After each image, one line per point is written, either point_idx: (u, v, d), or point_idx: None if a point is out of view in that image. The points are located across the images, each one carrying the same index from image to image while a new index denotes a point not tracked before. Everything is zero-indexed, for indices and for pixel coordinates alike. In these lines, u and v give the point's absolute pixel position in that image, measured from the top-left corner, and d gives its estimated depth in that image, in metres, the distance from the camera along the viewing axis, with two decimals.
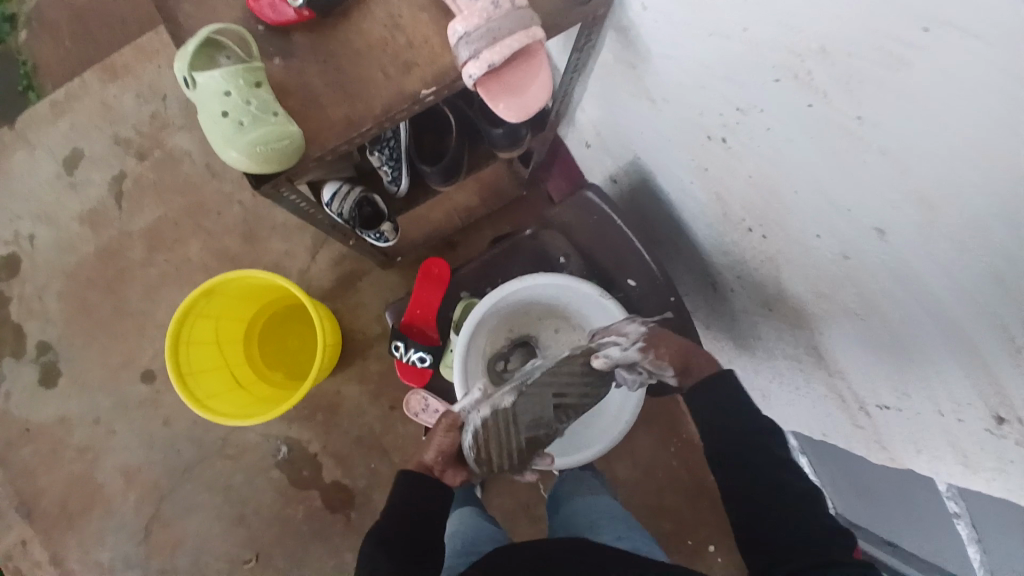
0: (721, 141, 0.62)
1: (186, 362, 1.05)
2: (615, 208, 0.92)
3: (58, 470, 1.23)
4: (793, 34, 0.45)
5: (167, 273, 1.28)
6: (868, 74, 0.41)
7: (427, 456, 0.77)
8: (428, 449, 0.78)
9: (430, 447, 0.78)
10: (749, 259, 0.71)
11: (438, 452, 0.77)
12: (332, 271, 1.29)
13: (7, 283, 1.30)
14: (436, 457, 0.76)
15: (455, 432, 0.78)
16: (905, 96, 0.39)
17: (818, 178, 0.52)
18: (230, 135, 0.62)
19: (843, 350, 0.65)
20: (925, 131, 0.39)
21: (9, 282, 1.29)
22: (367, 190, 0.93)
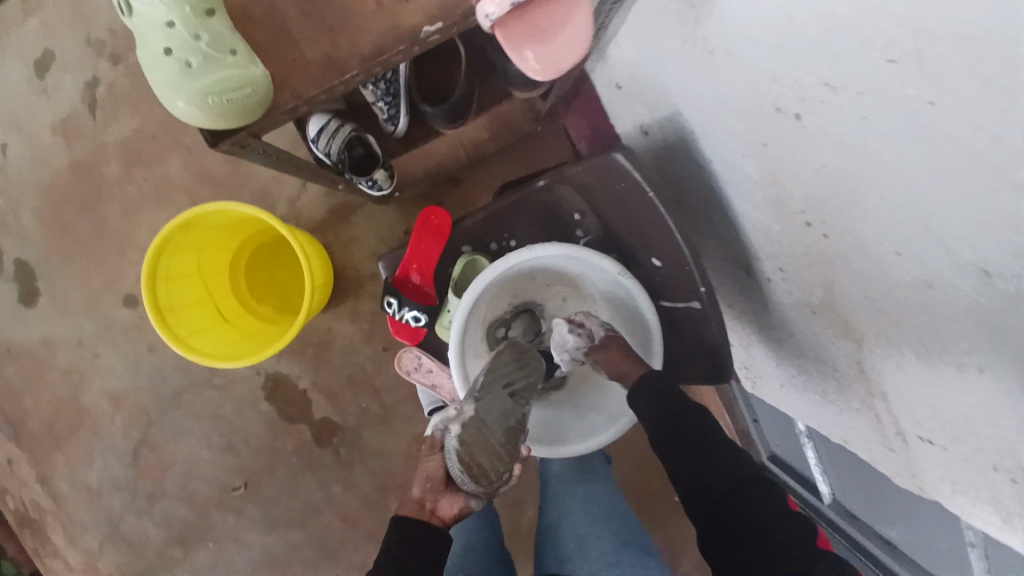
0: (794, 118, 0.50)
1: (165, 296, 0.97)
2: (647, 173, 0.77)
3: (43, 391, 1.21)
4: (928, 8, 0.33)
5: (147, 191, 1.18)
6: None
7: (414, 493, 0.71)
8: (416, 488, 0.72)
9: (415, 486, 0.72)
10: (799, 253, 0.61)
11: (423, 487, 0.71)
12: (325, 201, 1.19)
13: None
14: (427, 492, 0.71)
15: (435, 460, 0.73)
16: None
17: (919, 192, 0.41)
18: (176, 78, 0.53)
19: (894, 374, 0.57)
20: None
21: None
22: (359, 128, 0.82)
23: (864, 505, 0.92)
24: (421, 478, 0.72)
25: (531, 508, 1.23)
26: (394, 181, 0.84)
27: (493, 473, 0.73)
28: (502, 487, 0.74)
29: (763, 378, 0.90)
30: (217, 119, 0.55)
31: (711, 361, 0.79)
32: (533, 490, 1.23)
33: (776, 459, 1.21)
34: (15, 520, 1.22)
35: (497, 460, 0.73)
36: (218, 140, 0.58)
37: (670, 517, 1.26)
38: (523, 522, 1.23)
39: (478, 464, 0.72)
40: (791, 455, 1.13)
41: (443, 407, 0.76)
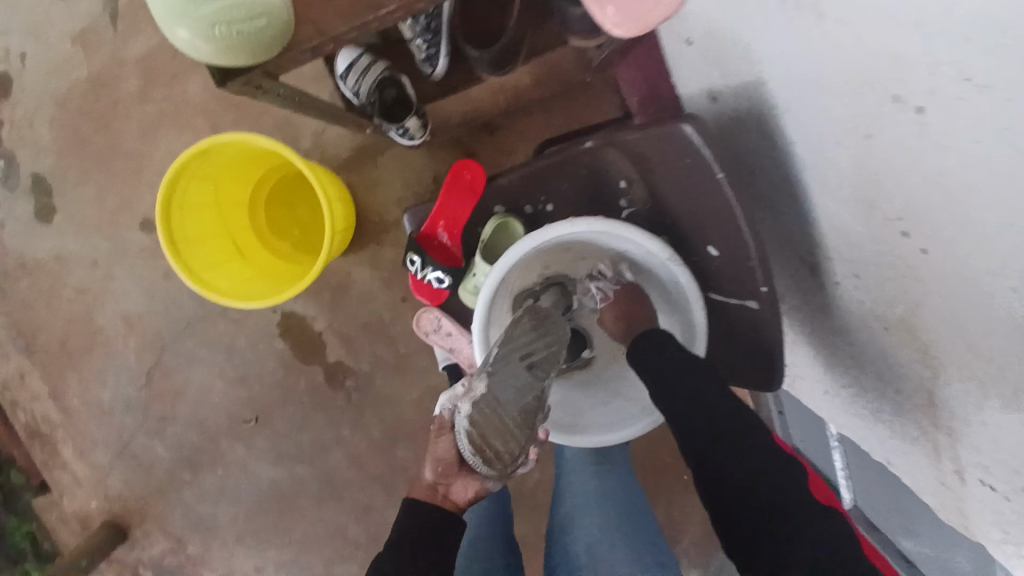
0: (912, 112, 0.42)
1: (180, 227, 0.93)
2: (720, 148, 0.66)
3: (57, 307, 1.19)
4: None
5: (166, 111, 1.11)
6: None
7: (426, 477, 0.67)
8: (427, 472, 0.68)
9: (426, 470, 0.68)
10: (884, 263, 0.53)
11: (435, 470, 0.67)
12: (352, 136, 1.11)
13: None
14: (440, 476, 0.67)
15: (446, 441, 0.69)
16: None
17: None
18: (177, 7, 0.46)
19: (967, 412, 0.50)
20: None
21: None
22: (392, 68, 0.74)
23: (888, 518, 0.87)
24: (433, 462, 0.69)
25: (538, 470, 1.22)
26: (425, 130, 0.77)
27: (507, 455, 0.69)
28: (518, 469, 0.70)
29: (805, 378, 0.84)
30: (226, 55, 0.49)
31: (759, 365, 0.71)
32: (542, 454, 1.21)
33: None
34: (25, 432, 1.23)
35: (512, 442, 0.69)
36: (227, 80, 0.53)
37: (679, 494, 1.23)
38: (528, 483, 1.22)
39: (491, 446, 0.68)
40: (814, 454, 1.07)
41: (452, 384, 0.71)
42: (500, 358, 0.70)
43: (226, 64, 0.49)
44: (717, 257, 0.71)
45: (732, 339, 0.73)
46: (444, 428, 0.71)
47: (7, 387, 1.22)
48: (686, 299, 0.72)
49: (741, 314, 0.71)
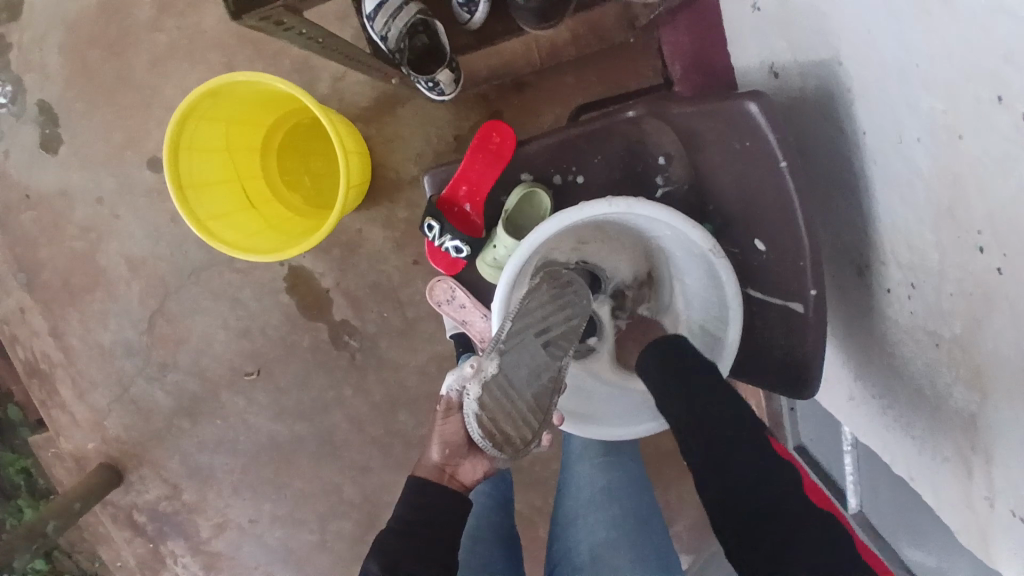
0: (1016, 116, 0.36)
1: (187, 171, 0.88)
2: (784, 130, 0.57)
3: (59, 244, 1.15)
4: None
5: (179, 43, 1.05)
6: None
7: (432, 458, 0.67)
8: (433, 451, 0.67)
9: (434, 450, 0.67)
10: (948, 272, 0.48)
11: (443, 451, 0.66)
12: (372, 85, 1.05)
13: (5, 26, 1.09)
14: (449, 458, 0.66)
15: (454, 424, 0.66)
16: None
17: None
18: None
19: (1012, 449, 0.46)
20: None
21: (7, 25, 1.09)
22: (426, 11, 0.67)
23: (895, 528, 0.84)
24: (439, 443, 0.67)
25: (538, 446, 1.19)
26: (457, 85, 0.71)
27: (519, 439, 0.65)
28: (530, 452, 0.66)
29: (829, 381, 0.79)
30: None
31: (795, 371, 0.64)
32: None
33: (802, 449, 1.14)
34: (23, 369, 1.21)
35: (525, 424, 0.64)
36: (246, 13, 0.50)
37: (681, 483, 1.21)
38: (526, 458, 1.20)
39: (503, 430, 0.64)
40: (821, 453, 1.04)
41: (461, 363, 0.66)
42: (514, 335, 0.64)
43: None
44: (764, 253, 0.64)
45: (773, 341, 0.66)
46: (452, 410, 0.68)
47: (5, 323, 1.19)
48: (722, 314, 0.67)
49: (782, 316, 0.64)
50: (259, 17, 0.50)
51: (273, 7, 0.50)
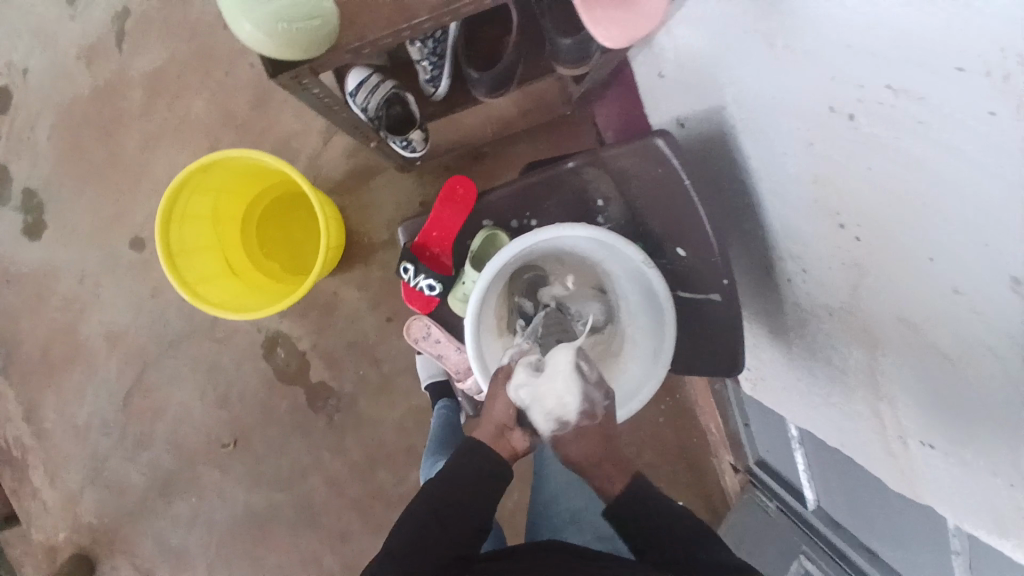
0: (848, 119, 0.49)
1: (178, 241, 0.96)
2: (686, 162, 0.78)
3: (41, 321, 1.21)
4: (1012, 24, 0.33)
5: (166, 129, 1.17)
6: None
7: (499, 416, 0.70)
8: (495, 411, 0.71)
9: (497, 410, 0.71)
10: (827, 255, 0.61)
11: (511, 408, 0.71)
12: (346, 162, 1.18)
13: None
14: (511, 420, 0.71)
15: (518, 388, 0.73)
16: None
17: (971, 212, 0.41)
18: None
19: (903, 384, 0.58)
20: None
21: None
22: (399, 86, 0.82)
23: (849, 517, 0.93)
24: (505, 404, 0.71)
25: (517, 492, 1.23)
26: (427, 143, 0.85)
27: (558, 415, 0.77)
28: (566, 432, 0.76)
29: (767, 381, 0.91)
30: (283, 50, 0.51)
31: (725, 354, 0.80)
32: (520, 475, 1.23)
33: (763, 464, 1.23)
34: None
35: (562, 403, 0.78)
36: (279, 73, 0.54)
37: None
38: (506, 505, 1.23)
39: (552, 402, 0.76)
40: (782, 463, 1.14)
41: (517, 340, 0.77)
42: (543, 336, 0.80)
43: (279, 57, 0.50)
44: (684, 258, 0.80)
45: (703, 335, 0.80)
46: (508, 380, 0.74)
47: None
48: (660, 325, 0.76)
49: (706, 308, 0.79)
50: (292, 76, 0.55)
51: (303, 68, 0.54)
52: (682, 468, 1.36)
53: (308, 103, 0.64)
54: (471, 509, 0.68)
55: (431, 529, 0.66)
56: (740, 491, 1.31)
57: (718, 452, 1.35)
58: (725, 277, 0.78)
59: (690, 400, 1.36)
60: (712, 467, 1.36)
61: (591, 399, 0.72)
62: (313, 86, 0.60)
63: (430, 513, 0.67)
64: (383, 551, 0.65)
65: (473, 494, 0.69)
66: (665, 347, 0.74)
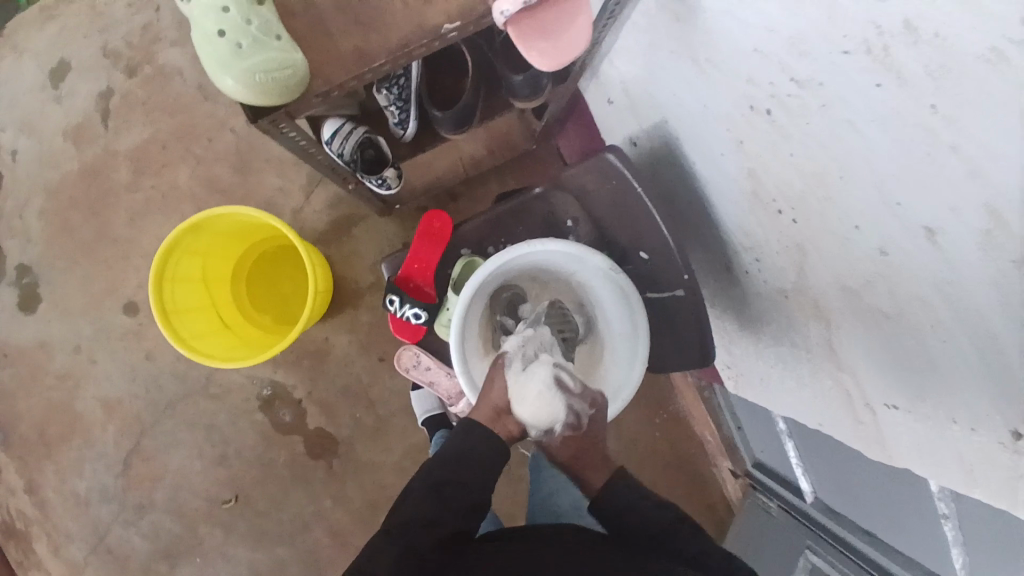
0: (767, 114, 0.56)
1: (171, 299, 1.00)
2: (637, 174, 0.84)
3: (37, 396, 1.23)
4: (880, 8, 0.39)
5: (153, 199, 1.22)
6: (966, 75, 0.35)
7: (498, 399, 0.74)
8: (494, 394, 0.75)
9: (495, 393, 0.75)
10: (773, 242, 0.67)
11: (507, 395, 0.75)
12: (328, 213, 1.24)
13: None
14: (506, 403, 0.74)
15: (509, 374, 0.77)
16: (1007, 97, 0.34)
17: (879, 177, 0.47)
18: (226, 57, 0.56)
19: (857, 350, 0.62)
20: (1011, 145, 0.34)
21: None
22: (370, 131, 0.90)
23: (842, 501, 0.95)
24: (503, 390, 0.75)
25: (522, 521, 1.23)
26: (401, 180, 0.94)
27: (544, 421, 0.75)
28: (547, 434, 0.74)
29: (746, 375, 0.95)
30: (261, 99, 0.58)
31: (693, 347, 0.86)
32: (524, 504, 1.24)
33: (760, 465, 1.25)
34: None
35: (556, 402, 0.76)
36: (258, 119, 0.61)
37: None
38: None
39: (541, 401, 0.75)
40: (778, 461, 1.16)
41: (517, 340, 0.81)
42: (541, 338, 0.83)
43: (255, 104, 0.57)
44: (647, 260, 0.87)
45: (671, 333, 0.87)
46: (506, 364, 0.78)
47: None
48: (633, 327, 0.82)
49: (674, 305, 0.85)
50: (270, 121, 0.61)
51: (280, 112, 0.60)
52: (684, 481, 1.38)
53: (286, 147, 0.70)
54: (471, 487, 0.68)
55: (430, 505, 0.65)
56: (743, 496, 1.32)
57: (716, 459, 1.36)
58: (686, 273, 0.83)
59: (684, 412, 1.39)
60: (712, 475, 1.38)
61: (574, 412, 0.75)
62: (290, 129, 0.67)
63: (430, 488, 0.67)
64: (383, 528, 0.64)
65: (473, 471, 0.69)
66: (639, 350, 0.80)
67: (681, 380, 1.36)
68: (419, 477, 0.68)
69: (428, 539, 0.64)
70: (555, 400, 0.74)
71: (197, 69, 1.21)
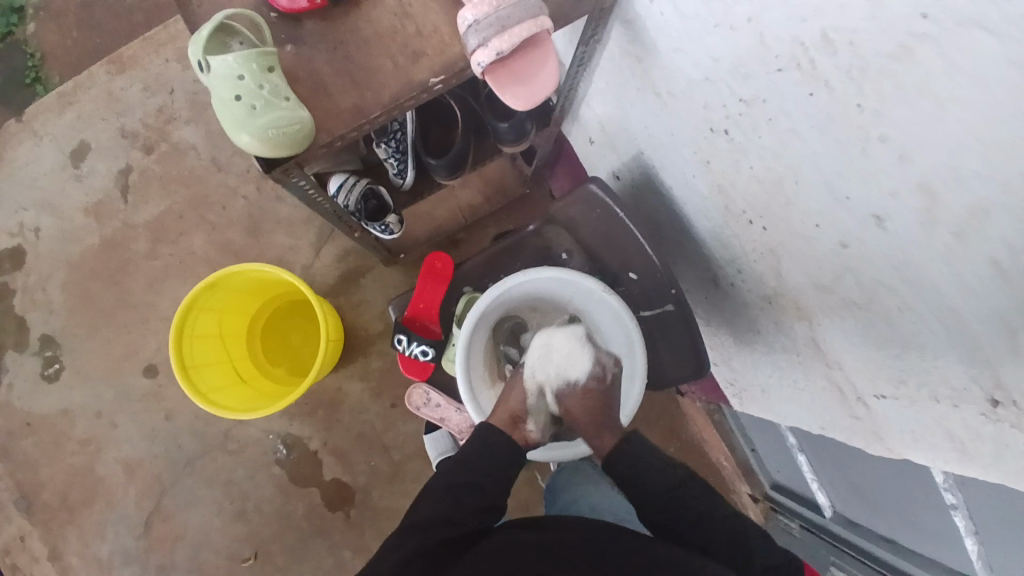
0: (724, 134, 0.62)
1: (189, 355, 1.05)
2: (618, 201, 0.90)
3: (60, 462, 1.27)
4: (802, 26, 0.45)
5: (170, 265, 1.30)
6: (881, 72, 0.41)
7: (512, 406, 0.82)
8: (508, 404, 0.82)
9: (510, 401, 0.82)
10: (750, 250, 0.72)
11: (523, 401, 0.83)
12: (336, 266, 1.30)
13: (10, 274, 1.31)
14: (522, 410, 0.82)
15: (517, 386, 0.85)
16: (918, 86, 0.39)
17: (825, 177, 0.52)
18: (243, 118, 0.64)
19: (840, 344, 0.65)
20: (931, 126, 0.40)
21: (13, 274, 1.31)
22: (372, 182, 0.98)
23: (858, 507, 0.94)
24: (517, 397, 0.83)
25: None
26: (403, 224, 1.03)
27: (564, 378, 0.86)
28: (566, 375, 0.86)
29: (749, 390, 0.97)
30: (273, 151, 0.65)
31: (690, 359, 0.92)
32: None
33: (779, 485, 1.25)
34: None
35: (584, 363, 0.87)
36: (271, 169, 0.68)
37: None
38: None
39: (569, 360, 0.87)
40: (794, 479, 1.15)
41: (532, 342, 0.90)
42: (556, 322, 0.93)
43: (268, 157, 0.64)
44: (637, 281, 0.93)
45: (670, 347, 0.92)
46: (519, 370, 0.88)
47: (6, 552, 1.25)
48: (630, 344, 0.85)
49: (664, 319, 0.91)
50: (282, 170, 0.68)
51: (291, 162, 0.67)
52: None
53: (296, 196, 0.76)
54: (486, 489, 0.71)
55: (443, 505, 0.68)
56: (765, 520, 1.31)
57: (734, 485, 1.36)
58: (672, 288, 0.90)
59: (698, 438, 1.38)
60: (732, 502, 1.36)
61: (599, 363, 0.86)
62: (301, 180, 0.74)
63: (444, 488, 0.69)
64: (400, 529, 0.66)
65: (486, 473, 0.73)
66: (637, 364, 0.83)
67: (690, 406, 1.37)
68: (436, 476, 0.72)
69: (438, 538, 0.65)
70: (582, 352, 0.87)
71: (210, 143, 1.31)
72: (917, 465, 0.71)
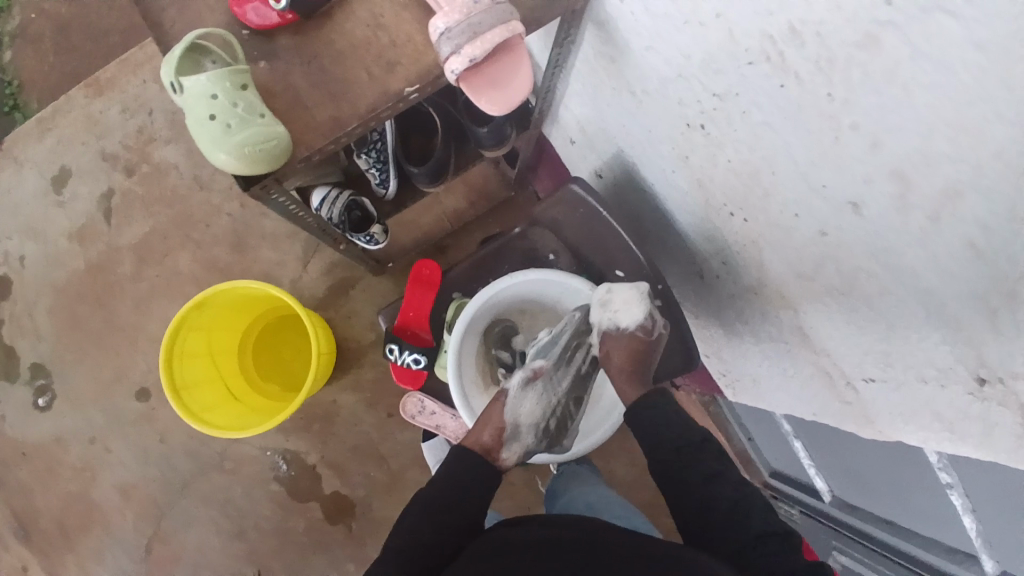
0: (701, 129, 0.63)
1: (179, 376, 1.04)
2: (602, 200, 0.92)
3: (55, 489, 1.25)
4: (768, 19, 0.46)
5: (157, 286, 1.29)
6: (846, 59, 0.42)
7: (488, 437, 0.78)
8: (484, 434, 0.78)
9: (486, 431, 0.79)
10: (732, 242, 0.73)
11: (499, 432, 0.79)
12: (324, 279, 1.30)
13: None
14: (495, 443, 0.77)
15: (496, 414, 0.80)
16: (885, 72, 0.39)
17: (800, 166, 0.53)
18: (218, 136, 0.64)
19: (825, 331, 0.65)
20: (899, 109, 0.40)
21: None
22: (355, 193, 0.98)
23: (855, 490, 0.94)
24: (493, 429, 0.79)
25: None
26: (387, 234, 1.03)
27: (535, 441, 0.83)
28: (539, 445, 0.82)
29: (741, 380, 0.97)
30: (252, 167, 0.65)
31: (679, 353, 0.93)
32: None
33: (777, 473, 1.26)
34: None
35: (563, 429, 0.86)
36: (250, 186, 0.68)
37: None
38: None
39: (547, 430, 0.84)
40: (791, 466, 1.16)
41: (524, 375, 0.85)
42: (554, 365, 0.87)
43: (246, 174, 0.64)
44: (623, 278, 0.94)
45: None
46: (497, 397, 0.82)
47: None
48: None
49: None
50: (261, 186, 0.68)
51: (268, 179, 0.67)
52: None
53: (277, 212, 0.76)
54: (471, 496, 0.71)
55: (428, 513, 0.68)
56: None
57: None
58: (659, 283, 0.91)
59: None
60: None
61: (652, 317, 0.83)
62: (281, 197, 0.74)
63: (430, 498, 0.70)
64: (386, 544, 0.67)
65: (471, 483, 0.72)
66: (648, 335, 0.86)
67: (686, 398, 1.38)
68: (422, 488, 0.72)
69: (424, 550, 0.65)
70: (639, 301, 0.83)
71: (192, 161, 1.30)
72: (912, 447, 0.71)
